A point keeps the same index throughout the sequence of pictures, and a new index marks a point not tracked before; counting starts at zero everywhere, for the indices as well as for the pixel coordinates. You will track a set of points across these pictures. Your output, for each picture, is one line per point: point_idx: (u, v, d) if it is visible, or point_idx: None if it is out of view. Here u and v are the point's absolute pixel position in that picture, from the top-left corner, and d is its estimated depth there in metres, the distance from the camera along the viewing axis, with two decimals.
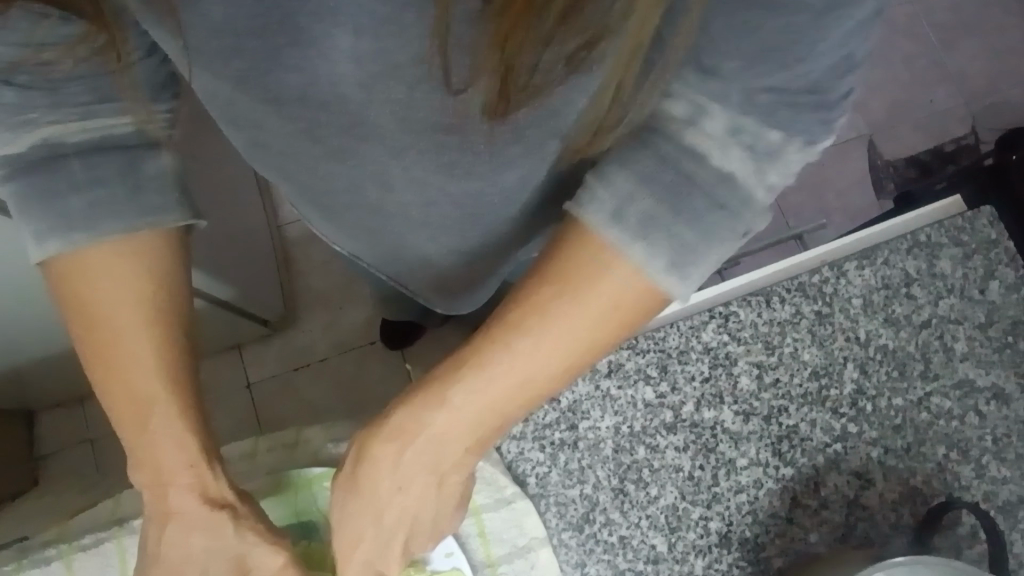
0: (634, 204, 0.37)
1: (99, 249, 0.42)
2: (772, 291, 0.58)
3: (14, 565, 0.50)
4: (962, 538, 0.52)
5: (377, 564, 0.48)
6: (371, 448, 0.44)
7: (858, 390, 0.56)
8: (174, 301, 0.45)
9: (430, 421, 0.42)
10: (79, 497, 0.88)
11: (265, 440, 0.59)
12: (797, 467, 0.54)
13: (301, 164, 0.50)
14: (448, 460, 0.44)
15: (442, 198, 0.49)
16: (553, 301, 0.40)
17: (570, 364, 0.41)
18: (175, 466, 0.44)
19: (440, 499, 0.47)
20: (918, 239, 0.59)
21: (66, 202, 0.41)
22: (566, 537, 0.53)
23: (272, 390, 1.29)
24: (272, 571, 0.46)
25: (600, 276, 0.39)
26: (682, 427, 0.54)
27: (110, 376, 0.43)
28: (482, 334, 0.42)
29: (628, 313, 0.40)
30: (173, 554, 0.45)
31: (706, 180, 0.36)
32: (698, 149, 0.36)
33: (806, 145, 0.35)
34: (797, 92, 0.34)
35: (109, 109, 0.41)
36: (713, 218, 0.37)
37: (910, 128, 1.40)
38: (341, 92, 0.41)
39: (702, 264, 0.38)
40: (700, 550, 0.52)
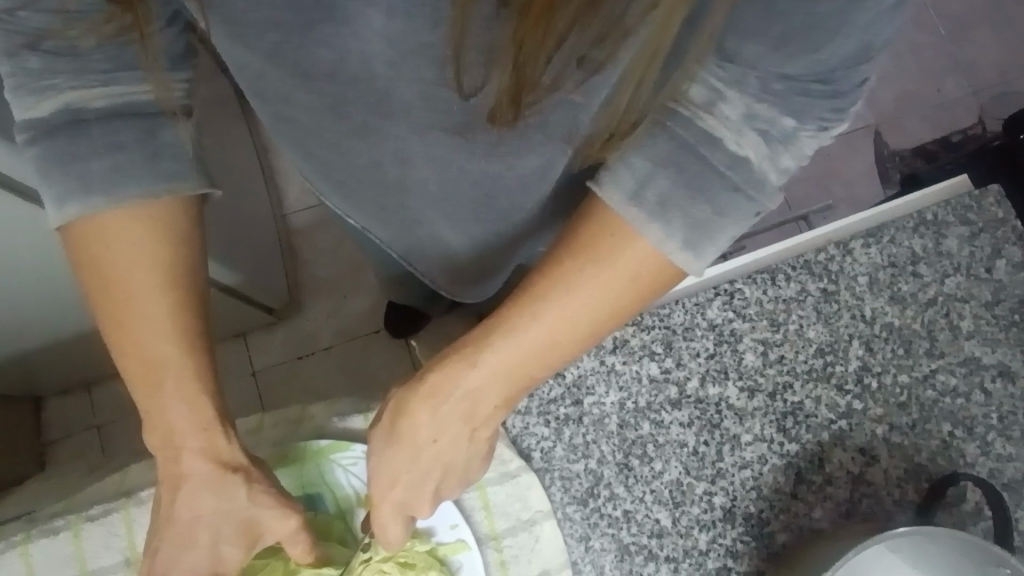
0: (657, 180, 0.37)
1: (116, 214, 0.42)
2: (778, 269, 0.57)
3: (23, 535, 0.51)
4: (966, 514, 0.53)
5: (410, 509, 0.48)
6: (407, 405, 0.44)
7: (864, 367, 0.56)
8: (187, 263, 0.45)
9: (463, 378, 0.42)
10: (87, 477, 0.89)
11: (270, 414, 0.58)
12: (802, 444, 0.54)
13: (323, 139, 0.51)
14: (480, 416, 0.44)
15: (462, 177, 0.51)
16: (581, 269, 0.39)
17: (597, 326, 0.41)
18: (187, 429, 0.44)
19: (474, 448, 0.46)
20: (924, 218, 0.59)
21: (87, 164, 0.40)
22: (571, 511, 0.53)
23: (277, 378, 1.30)
24: (284, 534, 0.47)
25: (626, 245, 0.39)
26: (687, 403, 0.54)
27: (126, 339, 0.43)
28: (509, 302, 0.42)
29: (651, 282, 0.40)
30: (183, 516, 0.45)
31: (721, 163, 0.37)
32: (716, 135, 0.36)
33: (819, 130, 0.36)
34: (807, 80, 0.34)
35: (131, 76, 0.41)
36: (732, 197, 0.37)
37: (917, 117, 1.39)
38: (371, 70, 0.43)
39: (720, 242, 0.38)
40: (704, 524, 0.52)
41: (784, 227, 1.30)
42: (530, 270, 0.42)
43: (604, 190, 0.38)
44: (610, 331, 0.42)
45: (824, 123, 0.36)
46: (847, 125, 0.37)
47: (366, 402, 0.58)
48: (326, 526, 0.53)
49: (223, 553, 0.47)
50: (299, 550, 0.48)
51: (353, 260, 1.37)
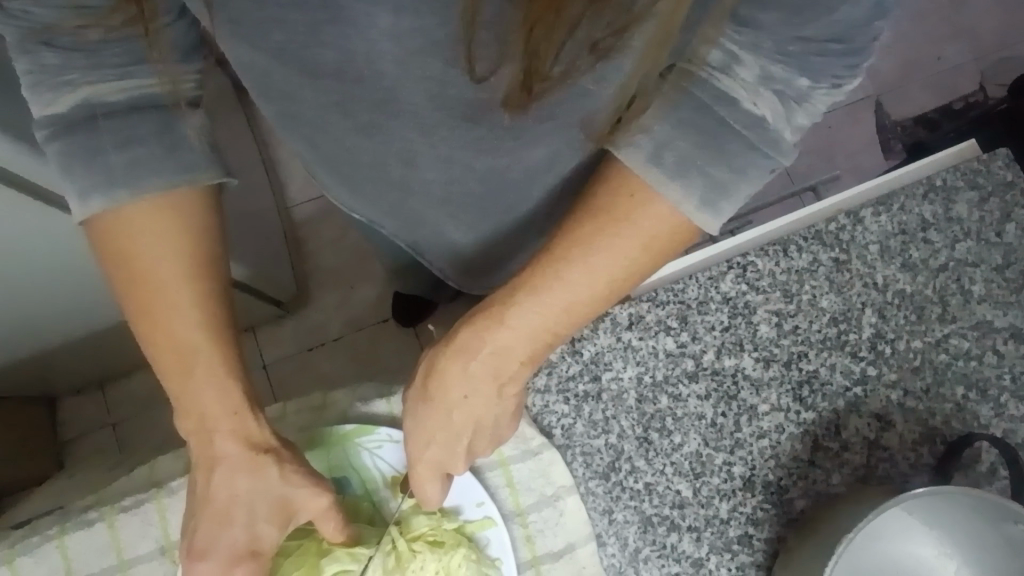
0: (676, 142, 0.40)
1: (140, 206, 0.42)
2: (789, 240, 0.58)
3: (59, 528, 0.52)
4: (981, 474, 0.54)
5: (446, 465, 0.49)
6: (440, 365, 0.46)
7: (877, 334, 0.56)
8: (210, 251, 0.45)
9: (493, 337, 0.44)
10: (107, 476, 0.90)
11: (292, 402, 0.59)
12: (818, 412, 0.55)
13: (327, 135, 0.52)
14: (507, 375, 0.46)
15: (468, 176, 0.52)
16: (600, 232, 0.42)
17: (617, 286, 0.43)
18: (219, 414, 0.45)
19: (502, 405, 0.48)
20: (934, 184, 0.59)
21: (107, 158, 0.41)
22: (593, 486, 0.54)
23: (288, 370, 1.31)
24: (316, 512, 0.48)
25: (642, 207, 0.41)
26: (704, 375, 0.55)
27: (155, 327, 0.44)
28: (536, 263, 0.44)
29: (667, 243, 0.42)
30: (220, 496, 0.46)
31: (739, 123, 0.39)
32: (734, 96, 0.39)
33: (831, 88, 0.38)
34: (822, 41, 0.37)
35: (143, 70, 0.41)
36: (749, 156, 0.40)
37: (918, 86, 1.39)
38: (377, 69, 0.43)
39: (736, 195, 0.41)
40: (724, 494, 0.53)
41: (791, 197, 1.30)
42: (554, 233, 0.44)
43: (629, 156, 0.41)
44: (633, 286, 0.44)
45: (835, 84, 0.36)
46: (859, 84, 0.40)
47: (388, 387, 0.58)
48: (354, 506, 0.53)
49: (260, 534, 0.47)
50: (331, 527, 0.49)
51: (357, 252, 1.37)
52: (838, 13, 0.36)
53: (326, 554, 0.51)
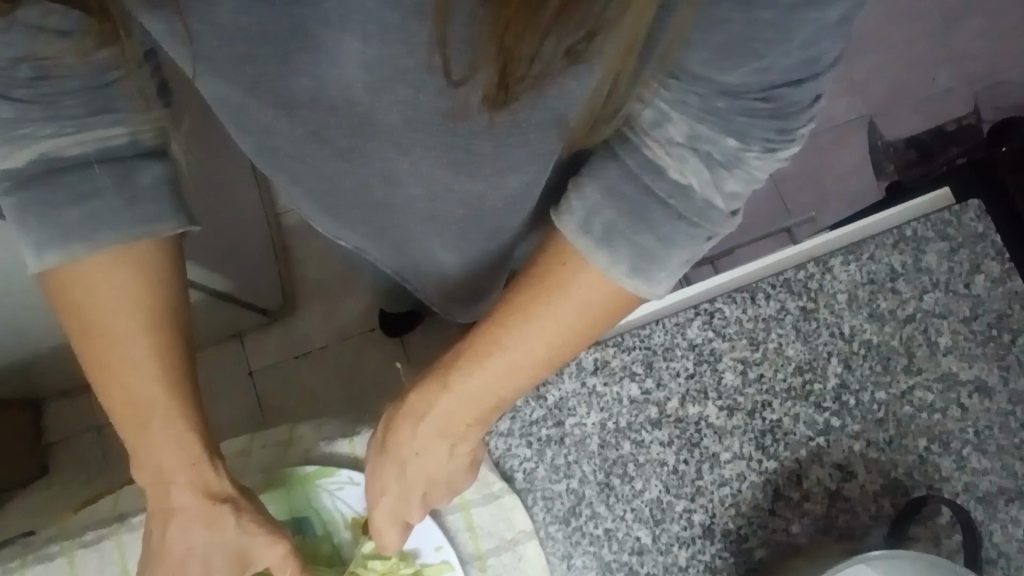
0: (603, 211, 0.40)
1: (95, 261, 0.43)
2: (757, 288, 0.58)
3: (19, 562, 0.52)
4: (941, 528, 0.54)
5: (405, 514, 0.50)
6: (392, 422, 0.48)
7: (842, 384, 0.56)
8: (170, 302, 0.46)
9: (436, 400, 0.45)
10: (82, 488, 0.91)
11: (259, 437, 0.60)
12: (780, 461, 0.55)
13: (308, 164, 0.52)
14: (455, 433, 0.46)
15: (448, 196, 0.51)
16: (535, 300, 0.42)
17: (556, 351, 0.44)
18: (176, 466, 0.46)
19: (457, 461, 0.49)
20: (904, 234, 0.59)
21: (64, 213, 0.41)
22: (553, 530, 0.54)
23: (274, 379, 1.31)
24: (271, 562, 0.48)
25: (573, 276, 0.42)
26: (667, 423, 0.55)
27: (110, 382, 0.45)
28: (478, 329, 0.45)
29: (601, 308, 0.42)
30: (176, 550, 0.47)
31: (664, 192, 0.39)
32: (659, 163, 0.39)
33: (763, 151, 0.37)
34: (751, 97, 0.35)
35: (104, 120, 0.41)
36: (674, 225, 0.39)
37: (911, 108, 1.39)
38: (350, 97, 0.43)
39: (668, 265, 0.40)
40: (683, 541, 0.53)
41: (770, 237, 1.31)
42: (498, 298, 0.45)
43: (564, 228, 0.41)
44: (576, 351, 0.44)
45: (768, 138, 0.37)
46: (796, 145, 0.38)
47: (352, 424, 0.59)
48: (314, 548, 0.54)
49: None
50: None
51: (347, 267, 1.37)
52: (764, 61, 0.33)
53: None
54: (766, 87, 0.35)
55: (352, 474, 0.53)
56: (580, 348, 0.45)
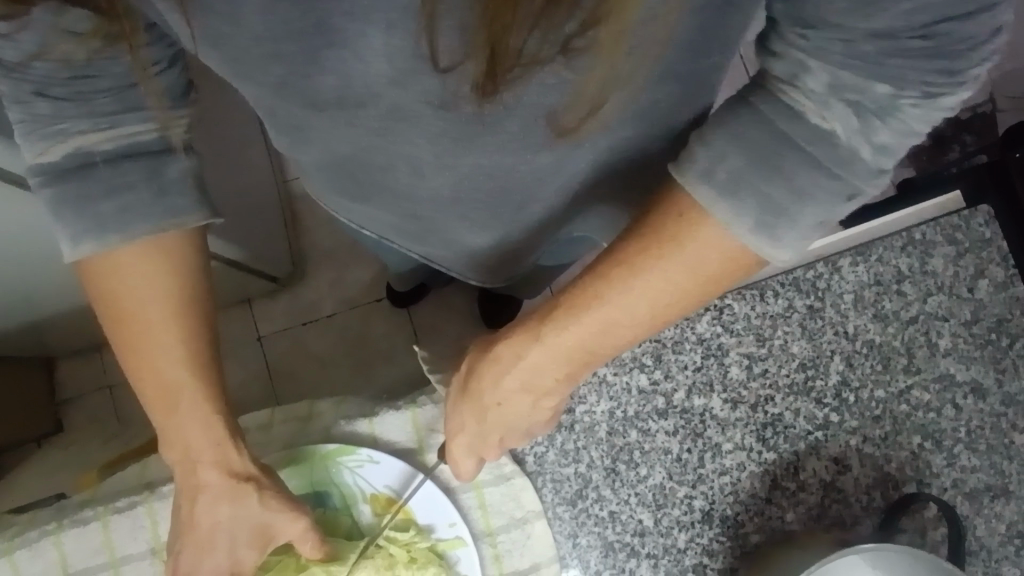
0: (729, 160, 0.36)
1: (130, 250, 0.44)
2: (766, 286, 0.60)
3: (55, 525, 0.55)
4: (927, 520, 0.57)
5: (482, 451, 0.52)
6: (480, 368, 0.47)
7: (843, 382, 0.59)
8: (195, 291, 0.48)
9: (526, 352, 0.44)
10: (98, 449, 0.94)
11: (279, 411, 0.63)
12: (778, 452, 0.58)
13: (331, 150, 0.51)
14: (540, 387, 0.46)
15: (477, 174, 0.50)
16: (646, 253, 0.39)
17: (659, 311, 0.41)
18: (202, 446, 0.49)
19: (539, 411, 0.49)
20: (913, 237, 0.61)
21: (98, 204, 0.42)
22: (560, 511, 0.57)
23: (283, 345, 1.34)
24: (294, 534, 0.52)
25: (692, 233, 0.38)
26: (673, 413, 0.58)
27: (141, 364, 0.47)
28: (579, 280, 0.42)
29: (716, 270, 0.39)
30: (203, 524, 0.49)
31: (805, 140, 0.34)
32: (800, 109, 0.34)
33: (923, 97, 0.31)
34: (908, 37, 0.29)
35: (133, 117, 0.42)
36: (813, 176, 0.35)
37: None
38: (376, 92, 0.42)
39: (797, 224, 0.36)
40: (683, 525, 0.56)
41: None
42: (606, 246, 0.42)
43: (685, 178, 0.37)
44: (678, 313, 0.42)
45: (929, 85, 0.31)
46: (967, 89, 0.32)
47: (369, 403, 0.62)
48: (332, 520, 0.56)
49: (240, 558, 0.51)
50: (309, 548, 0.52)
51: None
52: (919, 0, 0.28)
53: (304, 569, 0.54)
54: (927, 24, 0.29)
55: (372, 454, 0.56)
56: (684, 309, 0.42)
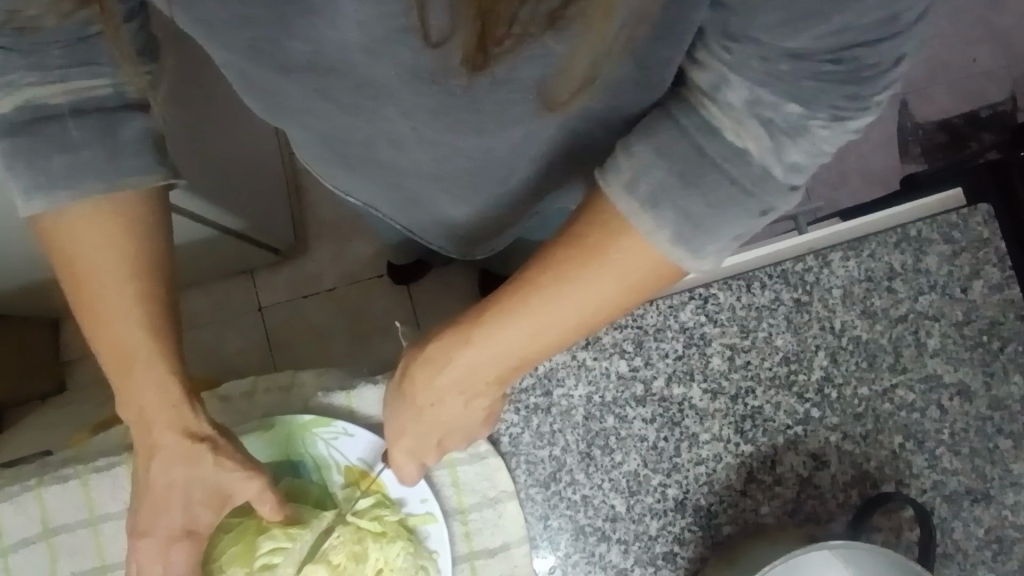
0: (654, 172, 0.36)
1: (82, 208, 0.45)
2: (753, 276, 0.59)
3: (37, 480, 0.55)
4: (903, 521, 0.57)
5: (422, 453, 0.51)
6: (412, 369, 0.46)
7: (826, 377, 0.58)
8: (151, 252, 0.48)
9: (458, 352, 0.43)
10: (96, 407, 0.96)
11: (263, 379, 0.63)
12: (756, 445, 0.57)
13: (314, 117, 0.52)
14: (475, 388, 0.46)
15: (456, 154, 0.52)
16: (573, 260, 0.39)
17: (587, 319, 0.41)
18: (157, 407, 0.49)
19: (475, 413, 0.48)
20: (908, 234, 0.59)
21: (49, 161, 0.43)
22: (533, 492, 0.57)
23: (283, 315, 1.35)
24: (251, 495, 0.52)
25: (621, 245, 0.38)
26: (652, 400, 0.57)
27: (96, 325, 0.47)
28: (510, 285, 0.42)
29: (641, 281, 0.39)
30: (159, 483, 0.50)
31: (722, 156, 0.36)
32: (717, 124, 0.36)
33: (830, 119, 0.33)
34: (818, 61, 0.31)
35: (83, 72, 0.42)
36: (729, 191, 0.36)
37: (946, 89, 1.42)
38: (349, 60, 0.43)
39: (716, 237, 0.37)
40: (656, 513, 0.56)
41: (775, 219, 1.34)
42: (534, 253, 0.42)
43: (613, 190, 0.38)
44: (604, 321, 0.42)
45: (835, 107, 0.33)
46: (870, 115, 0.34)
47: (350, 376, 0.62)
48: (303, 489, 0.57)
49: (195, 515, 0.52)
50: (268, 509, 0.53)
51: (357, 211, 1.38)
52: (831, 24, 0.29)
53: (264, 533, 0.55)
54: (839, 48, 0.31)
55: (347, 426, 0.56)
56: (610, 318, 0.42)
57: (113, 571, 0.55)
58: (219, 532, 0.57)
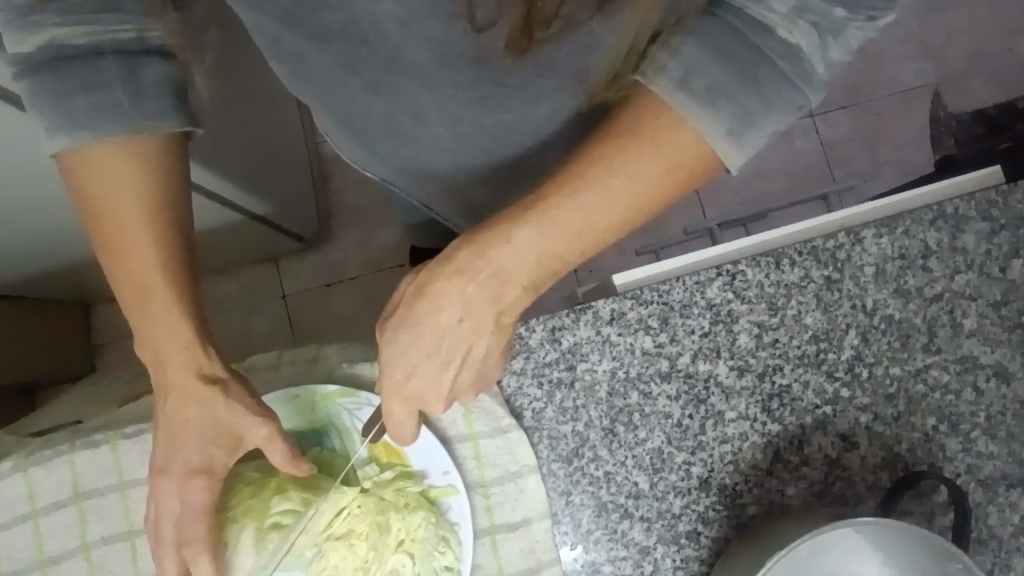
0: (707, 67, 0.37)
1: (105, 147, 0.45)
2: (783, 253, 0.58)
3: (68, 445, 0.57)
4: (936, 506, 0.55)
5: (428, 395, 0.48)
6: (433, 284, 0.44)
7: (856, 356, 0.57)
8: (170, 195, 0.49)
9: (496, 256, 0.42)
10: (124, 385, 0.98)
11: (287, 353, 0.63)
12: (783, 425, 0.56)
13: (339, 95, 0.53)
14: (507, 297, 0.44)
15: (476, 131, 0.53)
16: (620, 152, 0.39)
17: (627, 216, 0.41)
18: (172, 346, 0.50)
19: (497, 335, 0.47)
20: (944, 211, 0.58)
21: (73, 100, 0.43)
22: (555, 468, 0.56)
23: (306, 302, 1.36)
24: (259, 442, 0.52)
25: (667, 131, 0.39)
26: (676, 377, 0.57)
27: (116, 262, 0.48)
28: (547, 184, 0.41)
29: (683, 172, 0.40)
30: (173, 421, 0.51)
31: (773, 52, 0.37)
32: (767, 23, 0.37)
33: (866, 21, 0.36)
34: None
35: (112, 18, 0.43)
36: (779, 87, 0.38)
37: (983, 81, 1.38)
38: (381, 30, 0.45)
39: (761, 131, 0.39)
40: (679, 490, 0.56)
41: (804, 205, 1.32)
42: (569, 156, 0.42)
43: (655, 84, 0.38)
44: (640, 220, 0.42)
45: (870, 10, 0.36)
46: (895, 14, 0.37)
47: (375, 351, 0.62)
48: (331, 459, 0.58)
49: (213, 456, 0.52)
50: (280, 458, 0.53)
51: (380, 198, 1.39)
52: None
53: (279, 493, 0.56)
54: None
55: (371, 399, 0.56)
56: (646, 217, 0.43)
57: (139, 536, 0.56)
58: (236, 481, 0.56)
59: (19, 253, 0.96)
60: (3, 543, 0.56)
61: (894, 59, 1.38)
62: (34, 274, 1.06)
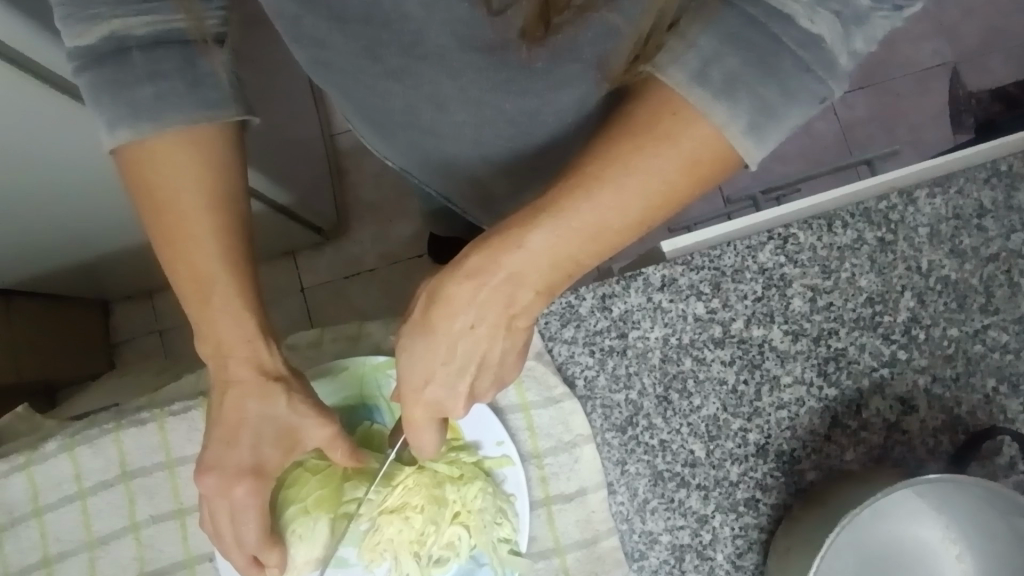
0: (725, 58, 0.34)
1: (165, 138, 0.43)
2: (835, 215, 0.57)
3: (114, 424, 0.56)
4: (999, 468, 0.54)
5: (445, 405, 0.45)
6: (442, 292, 0.40)
7: (913, 319, 0.56)
8: (231, 189, 0.46)
9: (509, 260, 0.38)
10: (152, 376, 0.96)
11: (329, 330, 0.63)
12: (840, 389, 0.55)
13: (360, 82, 0.51)
14: (521, 304, 0.40)
15: (499, 117, 0.51)
16: (638, 150, 0.36)
17: (646, 219, 0.38)
18: (233, 340, 0.47)
19: (511, 341, 0.43)
20: (998, 169, 0.57)
21: (134, 91, 0.42)
22: (610, 437, 0.56)
23: (325, 295, 1.35)
24: (320, 441, 0.50)
25: (684, 129, 0.35)
26: (730, 342, 0.56)
27: (174, 255, 0.45)
28: (560, 184, 0.38)
29: (704, 172, 0.37)
30: (231, 417, 0.47)
31: (792, 44, 0.34)
32: (787, 13, 0.34)
33: (893, 10, 0.33)
34: None
35: (167, 6, 0.42)
36: (799, 78, 0.34)
37: (1001, 57, 1.37)
38: (404, 11, 0.43)
39: (782, 125, 0.36)
40: (736, 458, 0.55)
41: (844, 170, 1.31)
42: (584, 150, 0.38)
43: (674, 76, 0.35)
44: (659, 220, 0.39)
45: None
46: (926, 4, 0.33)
47: None
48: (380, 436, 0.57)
49: (264, 456, 0.49)
50: (340, 455, 0.51)
51: (396, 189, 1.38)
52: None
53: (348, 480, 0.55)
54: None
55: None
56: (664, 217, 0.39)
57: (189, 514, 0.55)
58: (304, 472, 0.55)
59: (37, 257, 0.95)
60: (50, 524, 0.55)
61: (908, 39, 1.37)
62: (51, 278, 1.04)
